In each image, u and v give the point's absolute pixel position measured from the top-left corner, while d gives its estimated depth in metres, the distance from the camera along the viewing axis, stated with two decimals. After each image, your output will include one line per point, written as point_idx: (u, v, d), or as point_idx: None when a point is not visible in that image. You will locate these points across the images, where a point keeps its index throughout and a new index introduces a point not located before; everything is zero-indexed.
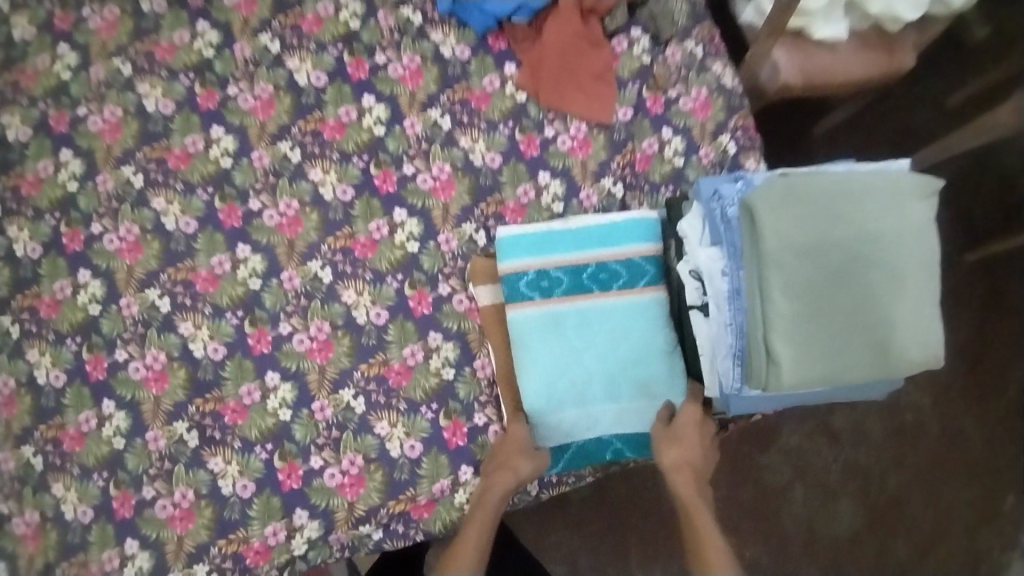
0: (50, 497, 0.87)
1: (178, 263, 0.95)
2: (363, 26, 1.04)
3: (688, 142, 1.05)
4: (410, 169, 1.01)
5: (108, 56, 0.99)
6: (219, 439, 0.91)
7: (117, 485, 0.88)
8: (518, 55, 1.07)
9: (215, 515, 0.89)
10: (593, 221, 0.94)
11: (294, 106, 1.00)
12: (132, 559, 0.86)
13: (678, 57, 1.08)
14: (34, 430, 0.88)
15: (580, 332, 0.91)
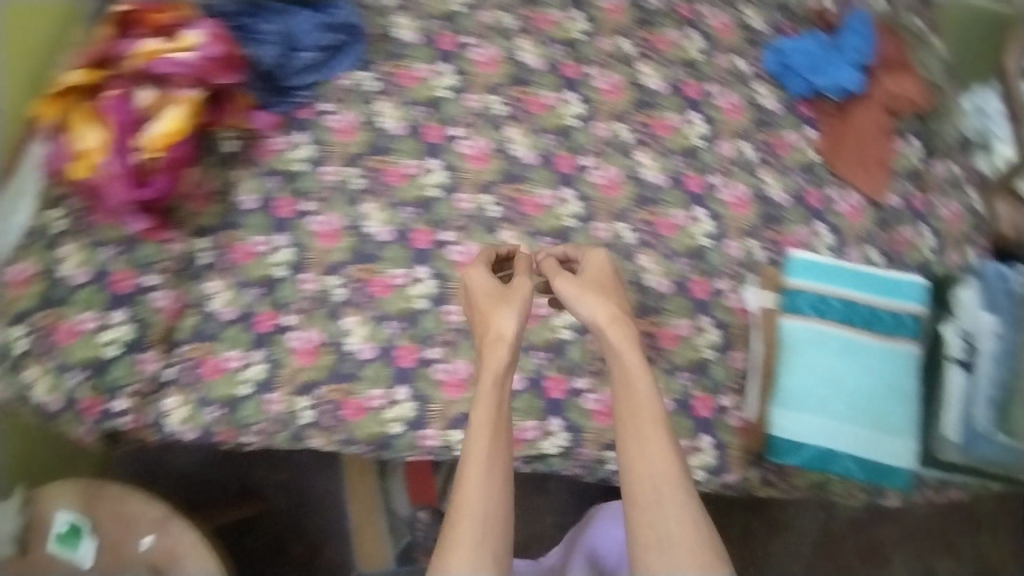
0: (56, 255, 1.00)
1: (251, 129, 1.09)
2: (464, 12, 1.18)
3: (717, 229, 1.23)
4: (457, 133, 1.14)
5: None
6: (224, 267, 1.05)
7: (125, 262, 1.00)
8: (581, 89, 1.20)
9: (197, 324, 1.03)
10: (796, 255, 1.23)
11: (385, 49, 1.15)
12: (113, 327, 0.99)
13: (727, 151, 1.25)
14: (71, 195, 1.01)
15: (829, 350, 1.19)
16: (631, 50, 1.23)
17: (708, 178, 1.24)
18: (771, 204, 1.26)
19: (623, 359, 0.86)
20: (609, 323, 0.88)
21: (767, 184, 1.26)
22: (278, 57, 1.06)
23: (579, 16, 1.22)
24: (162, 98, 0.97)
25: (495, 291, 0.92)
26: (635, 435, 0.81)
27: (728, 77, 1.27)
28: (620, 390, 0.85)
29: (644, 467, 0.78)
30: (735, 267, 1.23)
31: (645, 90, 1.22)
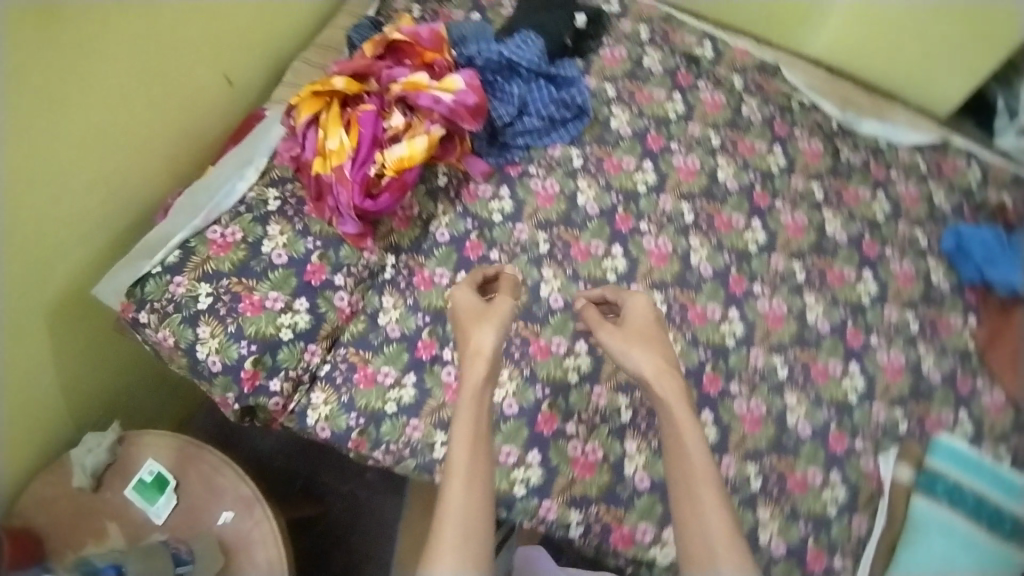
0: (260, 230, 1.06)
1: (464, 169, 1.18)
2: (676, 120, 1.29)
3: (866, 387, 1.18)
4: (644, 227, 1.19)
5: (508, 29, 1.28)
6: (402, 288, 1.11)
7: (319, 257, 1.06)
8: (767, 218, 1.25)
9: (362, 332, 1.08)
10: (944, 438, 1.14)
11: (597, 134, 1.25)
12: (293, 312, 1.03)
13: (893, 318, 1.23)
14: (289, 183, 1.11)
15: (959, 542, 1.08)
16: (821, 196, 1.28)
17: (868, 336, 1.21)
18: (922, 379, 1.20)
19: (676, 415, 0.92)
20: (655, 378, 0.95)
21: (925, 359, 1.21)
22: (510, 117, 1.18)
23: (779, 152, 1.30)
24: (408, 126, 1.05)
25: (475, 311, 0.99)
26: (682, 464, 0.89)
27: (904, 245, 1.28)
28: (671, 436, 0.91)
29: (686, 485, 0.87)
30: (875, 429, 1.16)
31: (825, 235, 1.26)
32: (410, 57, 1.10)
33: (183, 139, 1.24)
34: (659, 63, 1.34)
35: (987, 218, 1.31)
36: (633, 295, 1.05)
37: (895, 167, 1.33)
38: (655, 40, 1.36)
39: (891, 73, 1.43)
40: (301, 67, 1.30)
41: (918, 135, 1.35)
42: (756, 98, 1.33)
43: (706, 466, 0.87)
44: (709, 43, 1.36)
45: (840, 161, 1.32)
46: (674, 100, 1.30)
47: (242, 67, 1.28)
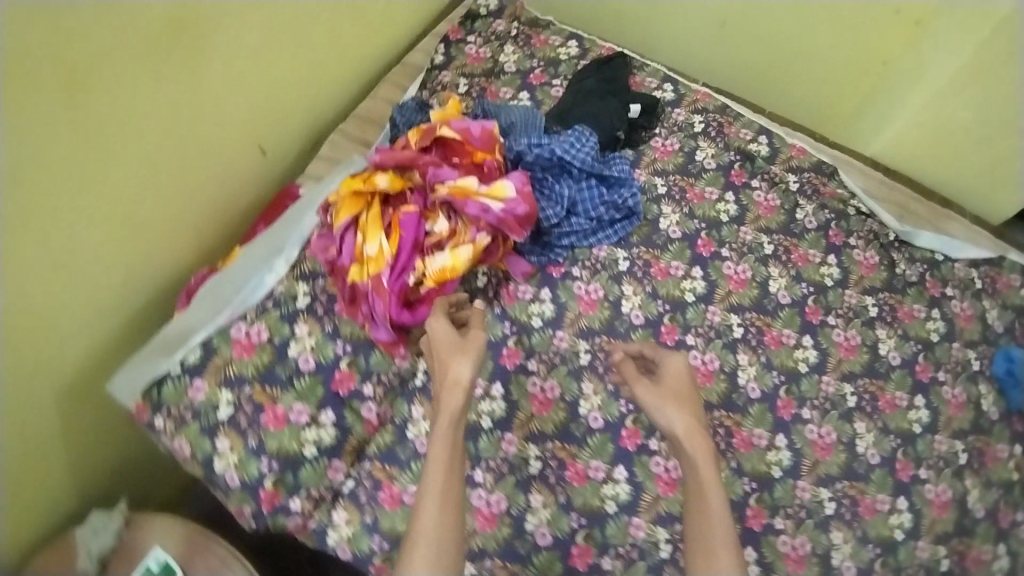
0: (287, 330, 1.00)
1: (508, 271, 1.13)
2: (727, 223, 1.22)
3: (914, 525, 1.07)
4: (691, 340, 1.12)
5: (558, 119, 1.23)
6: (433, 396, 1.04)
7: (348, 363, 1.00)
8: (819, 335, 1.16)
9: (389, 444, 1.00)
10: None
11: (645, 235, 1.18)
12: (318, 426, 0.97)
13: (943, 448, 1.13)
14: (320, 278, 1.05)
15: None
16: (875, 312, 1.20)
17: (916, 469, 1.11)
18: (968, 515, 1.09)
19: (701, 476, 0.81)
20: (687, 437, 0.83)
21: (972, 494, 1.10)
22: (558, 217, 1.11)
23: (833, 263, 1.23)
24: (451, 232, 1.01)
25: (451, 341, 0.84)
26: (701, 524, 0.79)
27: (957, 368, 1.19)
28: (693, 490, 0.81)
29: (697, 536, 0.79)
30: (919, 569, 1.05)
31: (879, 357, 1.17)
32: (456, 152, 1.05)
33: (220, 204, 1.15)
34: (712, 158, 1.28)
35: None
36: (674, 355, 0.93)
37: (950, 283, 1.26)
38: (709, 132, 1.30)
39: (956, 179, 1.36)
40: (339, 141, 1.25)
41: (976, 250, 1.28)
42: (812, 202, 1.27)
43: (719, 524, 0.78)
44: (765, 139, 1.31)
45: (896, 274, 1.24)
46: (726, 201, 1.24)
47: (276, 135, 1.21)
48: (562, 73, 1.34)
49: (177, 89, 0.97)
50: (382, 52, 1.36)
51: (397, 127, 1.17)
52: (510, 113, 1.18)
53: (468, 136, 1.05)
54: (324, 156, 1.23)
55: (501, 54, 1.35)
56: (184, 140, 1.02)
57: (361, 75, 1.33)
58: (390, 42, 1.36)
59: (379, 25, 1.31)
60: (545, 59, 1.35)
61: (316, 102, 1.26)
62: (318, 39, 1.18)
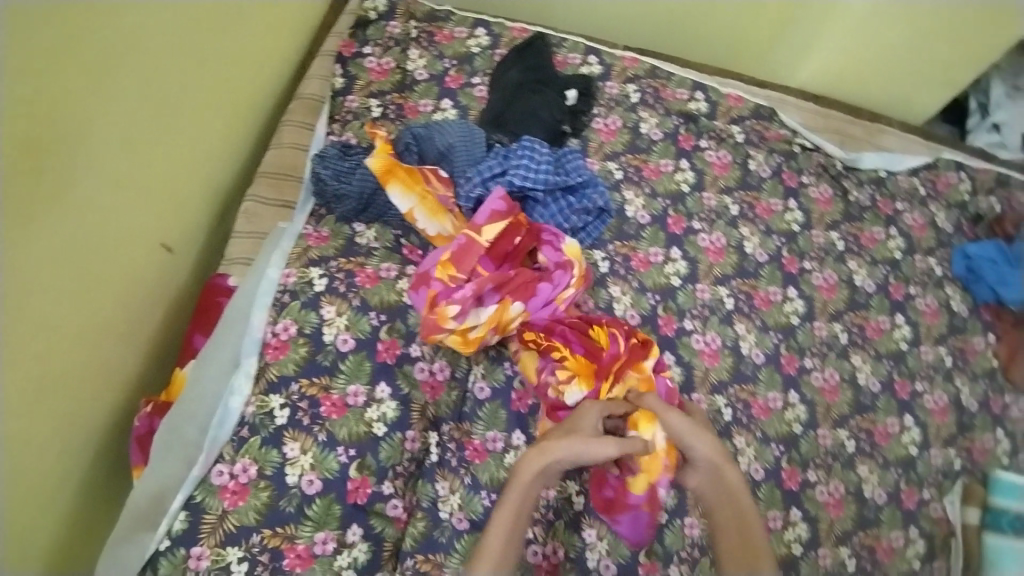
0: (276, 454, 0.89)
1: None
2: (689, 193, 1.19)
3: (923, 437, 1.16)
4: (689, 325, 1.10)
5: (494, 127, 1.13)
6: (454, 467, 0.96)
7: (358, 468, 0.90)
8: (801, 284, 1.17)
9: (424, 532, 0.92)
10: (1000, 475, 1.15)
11: (617, 229, 1.12)
12: (349, 547, 0.87)
13: (930, 356, 1.21)
14: (291, 381, 0.93)
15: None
16: (841, 246, 1.22)
17: (914, 384, 1.18)
18: (964, 412, 1.21)
19: (740, 502, 0.86)
20: (725, 464, 0.87)
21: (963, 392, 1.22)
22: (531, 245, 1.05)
23: (795, 208, 1.23)
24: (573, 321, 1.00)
25: (588, 431, 0.87)
26: (740, 541, 0.83)
27: (924, 279, 1.25)
28: (727, 506, 0.87)
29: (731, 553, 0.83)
30: (936, 474, 1.16)
31: (856, 287, 1.20)
32: (511, 242, 0.99)
33: (157, 285, 1.01)
34: (658, 128, 1.22)
35: (986, 231, 1.34)
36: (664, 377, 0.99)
37: (899, 197, 1.30)
38: (647, 100, 1.24)
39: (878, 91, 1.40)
40: (253, 208, 1.07)
41: (913, 158, 1.34)
42: (761, 150, 1.25)
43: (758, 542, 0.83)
44: (702, 95, 1.27)
45: (850, 202, 1.26)
46: (683, 170, 1.20)
47: (179, 224, 1.03)
48: (480, 68, 1.21)
49: (84, 173, 0.79)
50: (266, 88, 1.17)
51: (325, 180, 1.04)
52: (447, 133, 1.07)
53: (500, 217, 1.00)
54: (243, 231, 1.06)
55: (408, 61, 1.20)
56: (116, 213, 0.87)
57: (249, 121, 1.15)
58: (273, 76, 1.19)
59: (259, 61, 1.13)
60: (457, 55, 1.21)
61: (210, 169, 1.08)
62: (197, 101, 1.00)
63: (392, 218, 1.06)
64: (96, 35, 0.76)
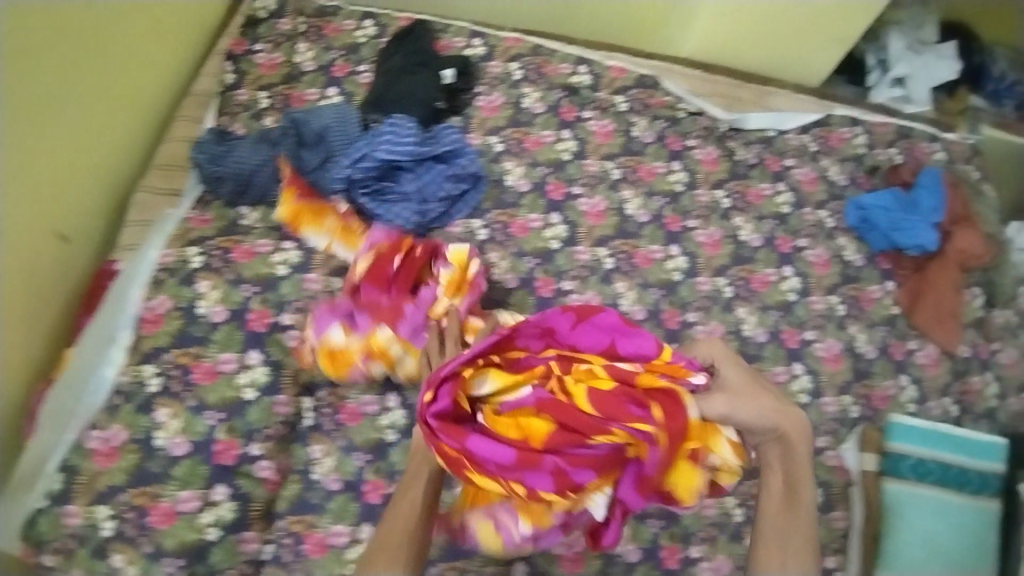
0: (148, 420, 0.94)
1: None
2: (571, 160, 1.22)
3: (814, 386, 1.17)
4: (568, 286, 1.12)
5: (373, 107, 1.17)
6: (329, 430, 1.00)
7: (226, 430, 0.95)
8: (683, 242, 1.19)
9: (300, 494, 0.97)
10: (897, 419, 1.17)
11: (496, 198, 1.15)
12: (215, 506, 0.92)
13: (820, 306, 1.23)
14: (165, 352, 0.98)
15: (934, 516, 1.15)
16: (727, 203, 1.25)
17: (802, 332, 1.20)
18: (861, 359, 1.22)
19: (798, 465, 0.87)
20: (784, 429, 0.87)
21: (859, 339, 1.23)
22: (409, 218, 1.07)
23: (678, 169, 1.26)
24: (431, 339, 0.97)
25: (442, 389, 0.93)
26: (788, 513, 0.86)
27: (813, 232, 1.28)
28: (787, 475, 0.88)
29: (782, 525, 0.86)
30: (831, 423, 1.17)
31: (741, 243, 1.23)
32: (388, 268, 1.00)
33: (62, 276, 1.07)
34: (540, 101, 1.26)
35: (883, 180, 1.38)
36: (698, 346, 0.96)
37: (788, 154, 1.34)
38: (530, 76, 1.28)
39: (774, 57, 1.44)
40: (141, 197, 1.13)
41: (804, 116, 1.38)
42: (644, 117, 1.29)
43: (804, 514, 0.86)
44: (585, 69, 1.30)
45: (736, 161, 1.30)
46: (564, 139, 1.23)
47: (78, 215, 1.09)
48: (366, 57, 1.27)
49: None
50: (164, 85, 1.23)
51: (201, 164, 1.09)
52: (321, 115, 1.12)
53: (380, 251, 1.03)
54: (134, 220, 1.11)
55: (296, 54, 1.26)
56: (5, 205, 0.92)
57: (148, 117, 1.21)
58: (172, 72, 1.24)
59: (151, 58, 1.18)
60: (344, 46, 1.27)
61: (110, 159, 1.14)
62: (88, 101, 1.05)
63: (274, 199, 1.11)
64: None
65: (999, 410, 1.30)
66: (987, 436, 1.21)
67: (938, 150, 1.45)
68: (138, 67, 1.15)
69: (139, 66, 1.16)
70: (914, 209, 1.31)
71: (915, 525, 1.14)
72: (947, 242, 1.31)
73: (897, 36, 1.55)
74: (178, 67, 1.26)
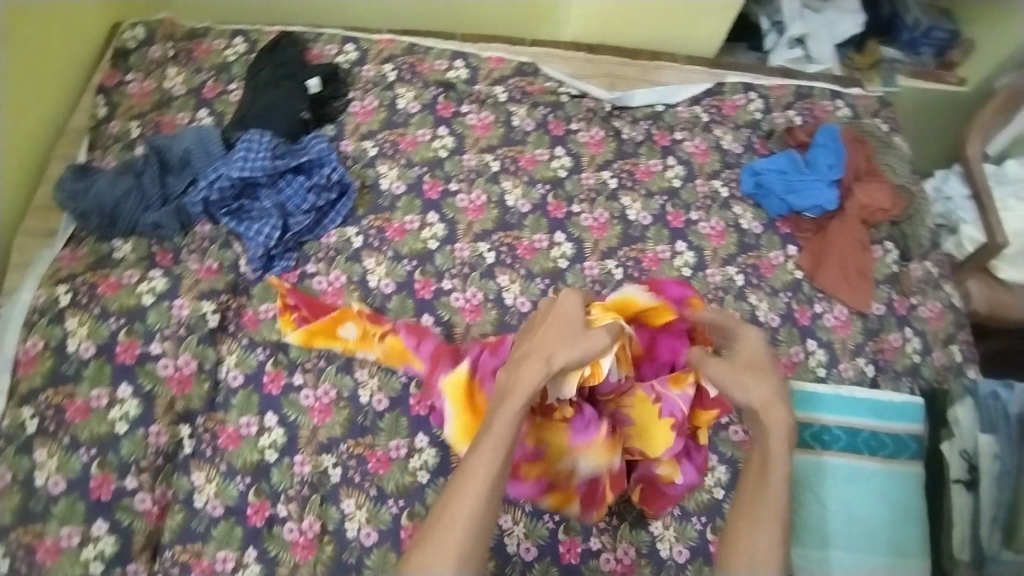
0: (27, 461, 0.93)
1: (239, 295, 1.08)
2: (448, 157, 1.20)
3: None
4: (448, 285, 1.10)
5: (239, 126, 1.16)
6: (209, 456, 0.99)
7: (99, 466, 0.94)
8: (569, 228, 1.18)
9: (183, 522, 0.95)
10: (799, 386, 1.12)
11: (370, 203, 1.15)
12: (94, 541, 0.91)
13: (718, 279, 1.20)
14: (41, 393, 0.97)
15: (850, 486, 1.08)
16: (615, 184, 1.24)
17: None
18: (765, 328, 1.18)
19: (770, 452, 0.84)
20: (764, 410, 0.87)
21: (760, 308, 1.20)
22: (275, 233, 1.07)
23: (562, 155, 1.25)
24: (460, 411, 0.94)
25: (565, 326, 0.88)
26: (759, 490, 0.83)
27: (707, 203, 1.26)
28: (756, 449, 0.87)
29: (750, 501, 0.82)
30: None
31: (630, 222, 1.21)
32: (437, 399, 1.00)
33: None
34: (415, 101, 1.25)
35: (779, 144, 1.35)
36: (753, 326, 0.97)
37: (678, 127, 1.33)
38: (403, 77, 1.26)
39: (658, 31, 1.44)
40: (22, 241, 1.11)
41: (692, 87, 1.36)
42: (524, 106, 1.28)
43: (776, 489, 0.82)
44: (461, 63, 1.29)
45: (624, 140, 1.29)
46: (441, 137, 1.22)
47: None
48: (237, 75, 1.27)
49: None
50: (48, 121, 1.20)
51: (61, 203, 1.07)
52: (183, 139, 1.13)
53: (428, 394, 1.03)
54: (13, 263, 1.09)
55: (167, 80, 1.27)
56: None
57: (35, 155, 1.18)
58: (54, 108, 1.21)
59: (34, 94, 1.15)
60: (214, 66, 1.28)
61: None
62: None
63: (143, 227, 1.09)
64: None
65: (922, 365, 1.22)
66: (898, 396, 1.14)
67: (843, 107, 1.42)
68: (22, 104, 1.13)
69: (24, 100, 1.14)
70: (811, 167, 1.28)
71: (826, 497, 1.06)
72: (848, 198, 1.28)
73: None
74: (63, 100, 1.23)
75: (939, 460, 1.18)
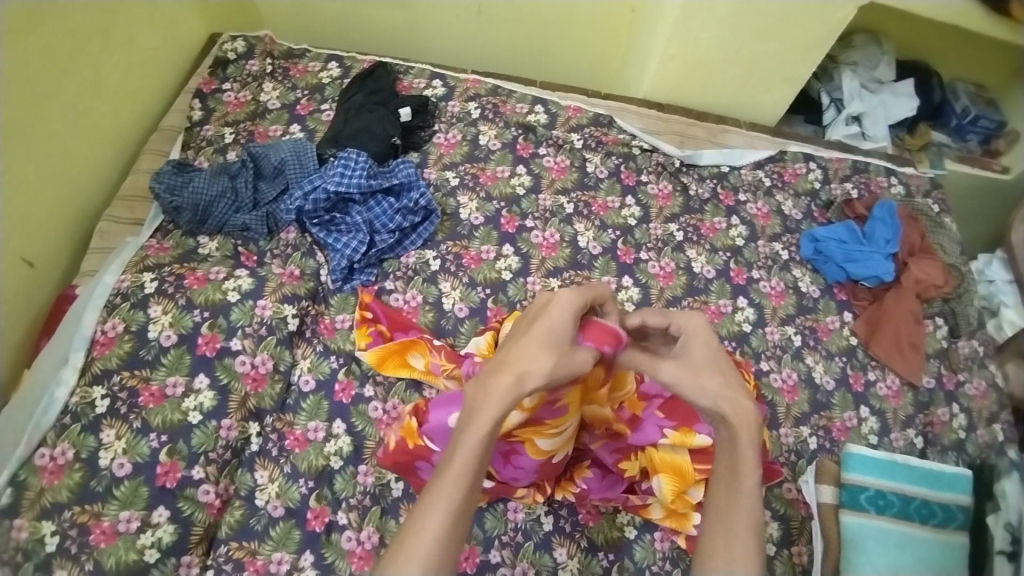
0: (93, 440, 0.93)
1: (318, 304, 1.12)
2: (526, 195, 1.26)
3: (772, 416, 1.17)
4: None
5: (332, 144, 1.23)
6: (275, 456, 0.99)
7: (168, 453, 0.94)
8: (636, 273, 1.22)
9: (241, 520, 0.94)
10: (853, 449, 1.13)
11: (449, 230, 1.20)
12: (154, 528, 0.90)
13: (776, 336, 1.24)
14: (114, 374, 0.98)
15: (899, 550, 1.07)
16: (680, 236, 1.29)
17: (758, 363, 1.20)
18: (819, 389, 1.22)
19: (738, 454, 0.75)
20: (729, 412, 0.76)
21: (816, 369, 1.23)
22: (361, 246, 1.13)
23: (632, 204, 1.30)
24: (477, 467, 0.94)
25: (556, 338, 0.74)
26: (727, 497, 0.74)
27: (768, 263, 1.31)
28: (724, 448, 0.77)
29: (722, 510, 0.74)
30: (788, 453, 1.14)
31: (694, 274, 1.25)
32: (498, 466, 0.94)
33: (17, 288, 1.02)
34: (496, 139, 1.31)
35: (837, 215, 1.40)
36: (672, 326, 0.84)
37: (742, 188, 1.39)
38: (487, 115, 1.33)
39: (729, 95, 1.49)
40: (105, 226, 1.14)
41: (756, 152, 1.43)
42: (598, 154, 1.34)
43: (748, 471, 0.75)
44: (541, 109, 1.36)
45: (691, 196, 1.35)
46: (519, 175, 1.28)
47: (41, 240, 1.06)
48: (330, 96, 1.33)
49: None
50: (141, 119, 1.27)
51: (158, 194, 1.12)
52: (280, 150, 1.20)
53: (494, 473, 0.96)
54: (96, 247, 1.12)
55: (262, 93, 1.33)
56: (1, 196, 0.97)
57: (125, 148, 1.23)
58: (148, 108, 1.28)
59: (135, 90, 1.24)
60: (309, 86, 1.34)
61: (84, 185, 1.15)
62: (83, 119, 1.11)
63: (232, 228, 1.14)
64: (26, 31, 0.97)
65: (967, 441, 1.24)
66: (950, 468, 1.15)
67: (897, 184, 1.48)
68: (129, 94, 1.22)
69: (129, 93, 1.22)
70: (868, 239, 1.33)
71: (877, 562, 1.05)
72: (903, 272, 1.32)
73: (851, 75, 1.57)
74: (161, 95, 1.31)
75: (986, 535, 1.12)
